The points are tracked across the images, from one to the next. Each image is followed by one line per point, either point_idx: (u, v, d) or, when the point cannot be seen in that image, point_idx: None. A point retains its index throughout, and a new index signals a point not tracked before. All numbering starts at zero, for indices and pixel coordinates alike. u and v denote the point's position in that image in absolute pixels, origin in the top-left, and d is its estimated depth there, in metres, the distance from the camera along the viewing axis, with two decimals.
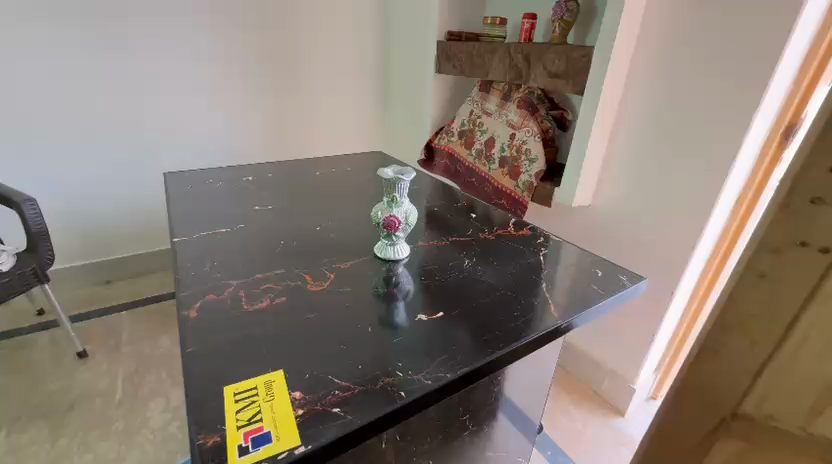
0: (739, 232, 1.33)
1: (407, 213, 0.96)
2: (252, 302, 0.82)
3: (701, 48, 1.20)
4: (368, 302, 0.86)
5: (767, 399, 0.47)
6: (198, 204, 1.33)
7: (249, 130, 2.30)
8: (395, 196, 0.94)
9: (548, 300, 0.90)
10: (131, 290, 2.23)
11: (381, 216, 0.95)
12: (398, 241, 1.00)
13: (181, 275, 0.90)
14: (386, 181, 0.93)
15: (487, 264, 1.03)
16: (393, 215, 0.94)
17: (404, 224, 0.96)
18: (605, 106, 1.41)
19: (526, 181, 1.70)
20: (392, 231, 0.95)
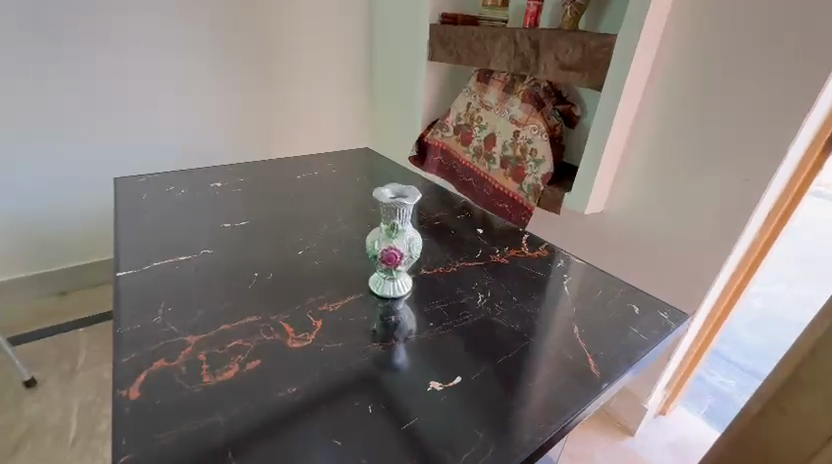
0: (770, 244, 1.21)
1: (411, 243, 0.78)
2: (214, 371, 0.63)
3: (749, 45, 1.04)
4: (364, 364, 0.68)
5: None
6: (154, 219, 1.10)
7: (219, 124, 2.01)
8: (396, 224, 0.76)
9: (583, 348, 0.75)
10: (73, 308, 1.91)
11: (378, 248, 0.77)
12: (398, 275, 0.82)
13: (122, 329, 0.70)
14: (384, 206, 0.75)
15: (505, 301, 0.86)
16: (393, 246, 0.76)
17: (408, 257, 0.78)
18: (626, 104, 1.23)
19: (532, 184, 1.53)
20: (392, 266, 0.77)
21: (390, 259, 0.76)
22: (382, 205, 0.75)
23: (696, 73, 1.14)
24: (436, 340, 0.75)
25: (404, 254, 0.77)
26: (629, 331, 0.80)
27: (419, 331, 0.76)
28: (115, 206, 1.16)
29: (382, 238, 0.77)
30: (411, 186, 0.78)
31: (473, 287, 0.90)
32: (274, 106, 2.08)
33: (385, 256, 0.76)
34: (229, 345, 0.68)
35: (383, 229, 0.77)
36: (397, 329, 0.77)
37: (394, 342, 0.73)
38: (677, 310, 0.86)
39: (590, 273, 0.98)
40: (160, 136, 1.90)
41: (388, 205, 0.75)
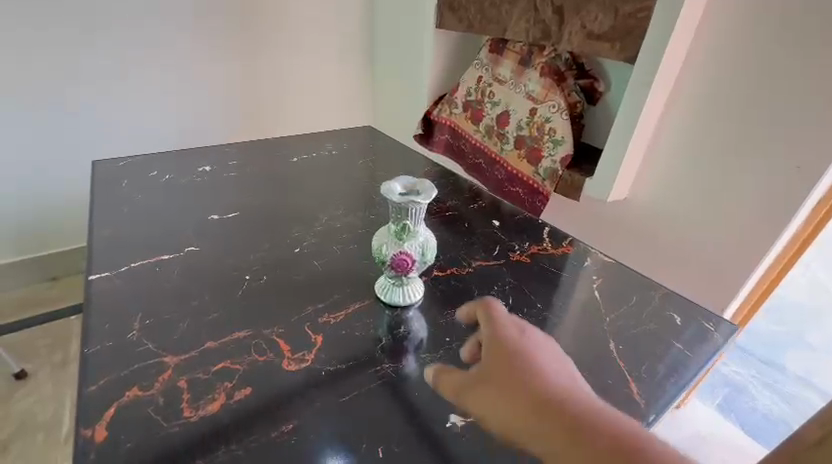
0: (812, 237, 1.11)
1: (423, 247, 0.67)
2: (196, 400, 0.54)
3: (821, 13, 0.90)
4: (373, 391, 0.59)
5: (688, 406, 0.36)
6: (134, 208, 0.98)
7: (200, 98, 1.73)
8: (407, 225, 0.65)
9: (621, 370, 0.66)
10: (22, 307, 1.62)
11: (388, 253, 0.66)
12: (409, 280, 0.72)
13: (91, 349, 0.60)
14: (392, 204, 0.64)
15: (529, 311, 0.76)
16: (403, 250, 0.66)
17: (420, 262, 0.67)
18: (663, 81, 1.09)
19: (549, 167, 1.39)
20: (402, 272, 0.67)
21: (399, 265, 0.66)
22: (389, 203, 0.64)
23: (742, 50, 1.01)
24: (453, 359, 0.65)
25: (416, 259, 0.67)
26: (672, 348, 0.70)
27: (434, 348, 0.67)
28: (91, 195, 1.03)
29: (390, 240, 0.67)
30: (424, 180, 0.66)
31: (493, 292, 0.79)
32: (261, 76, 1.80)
33: (393, 261, 0.66)
34: (215, 368, 0.58)
35: (391, 231, 0.67)
36: (408, 345, 0.67)
37: (406, 363, 0.64)
38: (721, 318, 0.77)
39: (620, 272, 0.87)
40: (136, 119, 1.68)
41: (396, 203, 0.64)
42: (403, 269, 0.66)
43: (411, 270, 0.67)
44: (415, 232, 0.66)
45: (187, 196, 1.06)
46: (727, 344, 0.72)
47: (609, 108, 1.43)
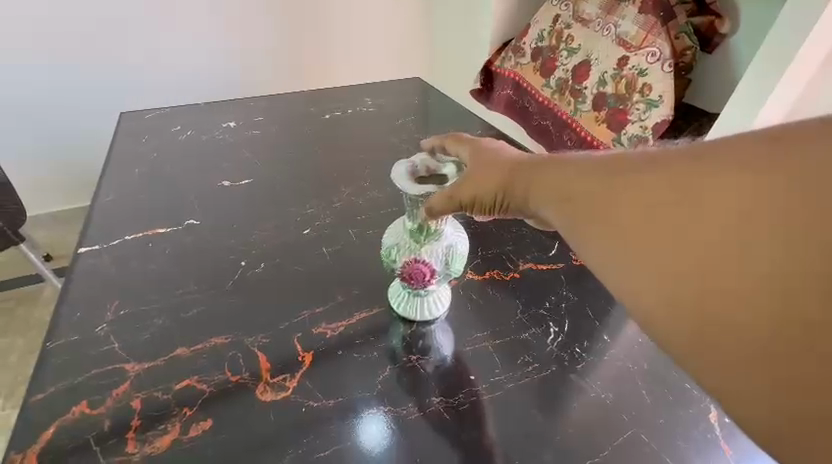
0: None
1: (448, 254, 0.54)
2: (146, 430, 0.44)
3: None
4: (364, 445, 0.46)
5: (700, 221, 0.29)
6: (146, 170, 0.89)
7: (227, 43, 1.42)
8: (426, 225, 0.52)
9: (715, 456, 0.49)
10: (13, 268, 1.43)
11: (402, 260, 0.54)
12: (431, 293, 0.57)
13: (53, 344, 0.52)
14: (408, 198, 0.51)
15: (589, 345, 0.58)
16: (421, 257, 0.54)
17: (443, 274, 0.55)
18: (827, 29, 0.77)
19: (636, 135, 1.08)
20: (417, 284, 0.55)
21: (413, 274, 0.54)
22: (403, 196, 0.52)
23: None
24: (477, 406, 0.51)
25: (438, 269, 0.54)
26: None
27: (453, 390, 0.52)
28: (111, 148, 0.97)
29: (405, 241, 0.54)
30: (455, 163, 0.52)
31: (541, 312, 0.61)
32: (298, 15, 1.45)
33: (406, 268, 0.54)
34: (179, 385, 0.48)
35: (407, 230, 0.54)
36: (418, 378, 0.53)
37: (412, 410, 0.50)
38: None
39: None
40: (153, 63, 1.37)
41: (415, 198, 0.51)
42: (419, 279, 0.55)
43: (429, 281, 0.55)
44: (438, 233, 0.54)
45: (204, 157, 0.95)
46: None
47: (727, 60, 1.09)
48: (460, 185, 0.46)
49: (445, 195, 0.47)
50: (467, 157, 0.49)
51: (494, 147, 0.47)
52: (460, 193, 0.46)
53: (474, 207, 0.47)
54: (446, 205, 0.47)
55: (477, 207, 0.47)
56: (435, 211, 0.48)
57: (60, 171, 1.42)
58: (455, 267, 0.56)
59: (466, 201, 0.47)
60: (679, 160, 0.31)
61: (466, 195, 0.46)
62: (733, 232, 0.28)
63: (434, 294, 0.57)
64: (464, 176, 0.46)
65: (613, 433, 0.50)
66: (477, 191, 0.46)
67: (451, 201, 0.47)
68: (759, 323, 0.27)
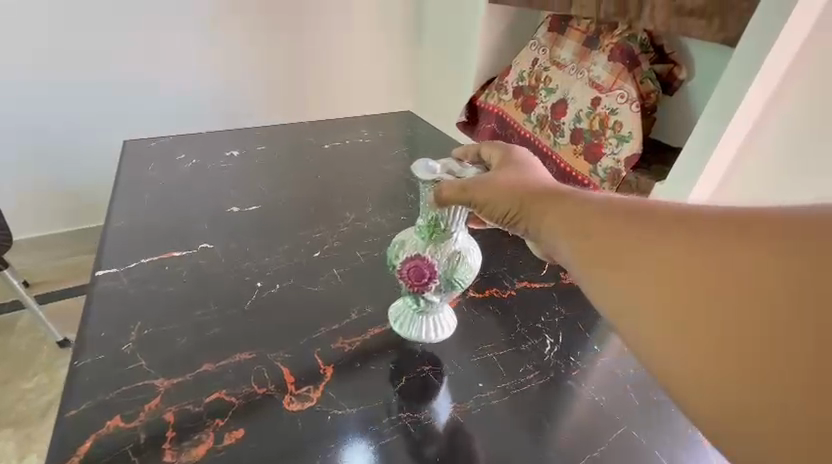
0: None
1: (452, 258, 0.58)
2: (181, 441, 0.47)
3: None
4: (386, 449, 0.50)
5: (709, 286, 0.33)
6: (155, 195, 0.92)
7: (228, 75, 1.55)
8: (435, 224, 0.57)
9: (703, 452, 0.55)
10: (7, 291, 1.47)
11: (406, 255, 0.58)
12: (431, 311, 0.62)
13: (79, 364, 0.54)
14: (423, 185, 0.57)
15: (582, 355, 0.64)
16: (424, 257, 0.58)
17: (443, 280, 0.58)
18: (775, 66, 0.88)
19: (610, 166, 1.19)
20: (419, 285, 0.59)
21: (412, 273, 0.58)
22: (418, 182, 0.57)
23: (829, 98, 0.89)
24: (486, 412, 0.55)
25: (438, 272, 0.58)
26: None
27: (464, 397, 0.57)
28: (118, 174, 1.01)
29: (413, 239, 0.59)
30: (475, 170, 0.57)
31: (537, 326, 0.67)
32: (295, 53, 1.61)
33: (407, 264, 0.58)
34: (209, 398, 0.51)
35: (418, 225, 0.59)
36: (432, 385, 0.57)
37: (429, 415, 0.54)
38: None
39: None
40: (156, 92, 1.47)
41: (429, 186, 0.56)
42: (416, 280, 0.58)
43: (427, 284, 0.58)
44: (447, 234, 0.58)
45: (210, 184, 0.99)
46: None
47: (686, 101, 1.23)
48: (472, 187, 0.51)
49: (456, 187, 0.51)
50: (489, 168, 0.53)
51: (515, 167, 0.53)
52: (470, 194, 0.51)
53: (482, 210, 0.51)
54: (455, 197, 0.51)
55: (491, 212, 0.50)
56: (442, 200, 0.52)
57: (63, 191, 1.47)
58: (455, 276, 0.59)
59: (475, 203, 0.51)
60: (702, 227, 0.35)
61: (478, 199, 0.51)
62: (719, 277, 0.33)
63: (432, 305, 0.61)
64: (479, 180, 0.51)
65: (608, 431, 0.55)
66: (489, 200, 0.50)
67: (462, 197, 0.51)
68: (732, 357, 0.32)
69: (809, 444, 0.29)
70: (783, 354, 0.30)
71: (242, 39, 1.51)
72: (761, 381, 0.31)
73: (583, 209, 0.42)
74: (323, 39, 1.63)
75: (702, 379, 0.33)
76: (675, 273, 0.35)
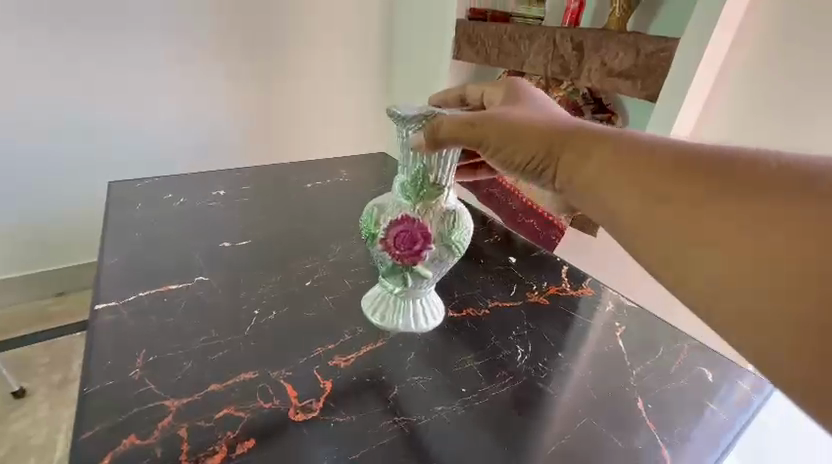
0: None
1: (447, 218, 0.68)
2: (196, 452, 0.52)
3: None
4: (382, 449, 0.56)
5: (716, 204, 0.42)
6: (144, 232, 0.96)
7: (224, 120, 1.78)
8: (425, 184, 0.66)
9: (654, 434, 0.62)
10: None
11: (398, 215, 0.67)
12: (415, 293, 0.74)
13: (89, 391, 0.57)
14: (412, 127, 0.63)
15: (550, 360, 0.73)
16: (418, 220, 0.66)
17: (437, 240, 0.67)
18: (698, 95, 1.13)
19: None
20: (414, 247, 0.65)
21: (402, 239, 0.65)
22: (406, 122, 0.63)
23: (768, 74, 1.09)
24: (473, 411, 0.63)
25: (432, 233, 0.66)
26: (706, 411, 0.66)
27: (452, 399, 0.64)
28: (106, 213, 1.01)
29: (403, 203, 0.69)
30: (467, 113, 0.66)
31: (510, 338, 0.77)
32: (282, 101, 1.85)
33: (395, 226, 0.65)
34: (218, 415, 0.56)
35: (408, 178, 0.67)
36: (420, 392, 0.65)
37: (419, 418, 0.61)
38: (747, 370, 0.74)
39: (642, 321, 0.84)
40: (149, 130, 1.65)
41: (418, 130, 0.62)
42: (406, 248, 0.65)
43: (421, 249, 0.65)
44: (437, 190, 0.67)
45: (199, 220, 1.03)
46: (765, 405, 0.68)
47: None
48: (484, 123, 0.57)
49: (467, 121, 0.57)
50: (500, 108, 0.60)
51: (529, 108, 0.60)
52: (484, 130, 0.57)
53: (495, 145, 0.57)
54: (461, 133, 0.57)
55: (506, 153, 0.57)
56: (448, 136, 0.58)
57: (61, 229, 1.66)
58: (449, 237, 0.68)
59: (487, 140, 0.57)
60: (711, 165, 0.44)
61: (492, 140, 0.57)
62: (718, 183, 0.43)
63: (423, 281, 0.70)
64: (492, 116, 0.57)
65: (577, 419, 0.63)
66: (505, 137, 0.56)
67: (475, 133, 0.57)
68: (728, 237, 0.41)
69: (773, 300, 0.38)
70: (762, 232, 0.39)
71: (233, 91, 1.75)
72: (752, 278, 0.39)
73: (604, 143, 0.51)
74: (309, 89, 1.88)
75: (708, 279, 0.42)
76: (674, 182, 0.45)
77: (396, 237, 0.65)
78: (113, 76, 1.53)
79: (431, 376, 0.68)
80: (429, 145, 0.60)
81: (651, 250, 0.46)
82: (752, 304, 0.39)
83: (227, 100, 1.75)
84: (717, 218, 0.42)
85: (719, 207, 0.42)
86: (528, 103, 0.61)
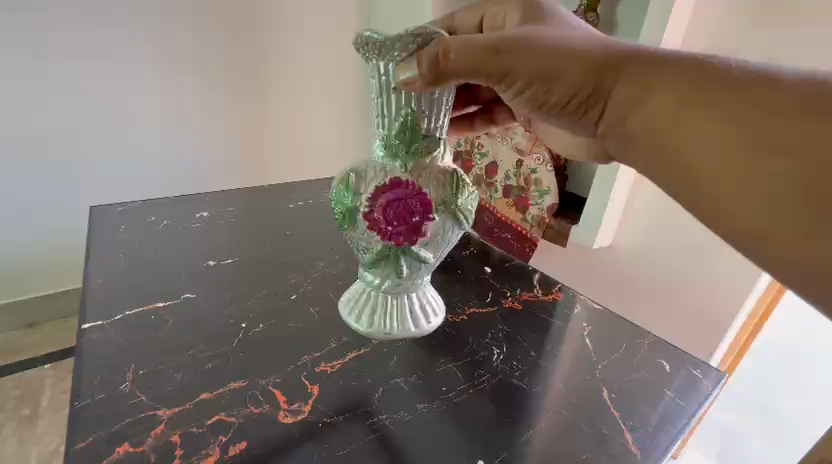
0: (776, 298, 1.16)
1: (452, 177, 0.69)
2: (190, 456, 0.56)
3: None
4: (367, 445, 0.61)
5: (763, 140, 0.43)
6: (129, 251, 0.97)
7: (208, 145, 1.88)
8: (420, 129, 0.65)
9: (617, 420, 0.68)
10: None
11: (393, 175, 0.67)
12: (411, 278, 0.74)
13: (81, 405, 0.60)
14: (396, 53, 0.60)
15: (524, 359, 0.79)
16: (410, 181, 0.67)
17: (439, 204, 0.68)
18: None
19: (536, 215, 1.47)
20: (412, 215, 0.67)
21: (397, 212, 0.66)
22: (389, 48, 0.60)
23: None
24: (452, 407, 0.68)
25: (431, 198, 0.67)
26: (664, 398, 0.73)
27: (432, 397, 0.69)
28: (88, 237, 1.02)
29: (391, 159, 0.68)
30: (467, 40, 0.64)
31: (487, 340, 0.82)
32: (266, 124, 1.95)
33: (386, 198, 0.66)
34: (210, 421, 0.61)
35: (396, 126, 0.66)
36: (402, 393, 0.69)
37: (402, 415, 0.66)
38: (708, 365, 0.80)
39: (610, 321, 0.90)
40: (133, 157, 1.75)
41: (405, 57, 0.59)
42: (401, 221, 0.66)
43: (415, 217, 0.66)
44: (434, 137, 0.67)
45: (184, 240, 1.04)
46: (716, 390, 0.75)
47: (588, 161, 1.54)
48: (510, 50, 0.54)
49: (481, 47, 0.54)
50: (524, 30, 0.56)
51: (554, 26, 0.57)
52: (508, 60, 0.54)
53: (522, 77, 0.55)
54: (482, 61, 0.54)
55: (533, 92, 0.56)
56: (461, 66, 0.55)
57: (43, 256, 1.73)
58: (452, 201, 0.69)
59: (512, 69, 0.54)
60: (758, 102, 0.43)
61: (517, 70, 0.54)
62: (759, 107, 0.43)
63: (426, 264, 0.72)
64: (520, 41, 0.54)
65: (548, 410, 0.69)
66: (535, 68, 0.54)
67: (499, 64, 0.54)
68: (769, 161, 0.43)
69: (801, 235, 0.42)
70: (800, 172, 0.41)
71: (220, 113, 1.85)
72: (783, 211, 0.43)
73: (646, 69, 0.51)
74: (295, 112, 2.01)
75: (744, 212, 0.45)
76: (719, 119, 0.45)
77: (390, 211, 0.66)
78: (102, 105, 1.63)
79: (413, 374, 0.73)
80: (430, 78, 0.56)
81: (698, 183, 0.49)
82: (786, 235, 0.43)
83: (211, 127, 1.85)
84: (762, 153, 0.43)
85: (763, 145, 0.43)
86: (552, 24, 0.58)
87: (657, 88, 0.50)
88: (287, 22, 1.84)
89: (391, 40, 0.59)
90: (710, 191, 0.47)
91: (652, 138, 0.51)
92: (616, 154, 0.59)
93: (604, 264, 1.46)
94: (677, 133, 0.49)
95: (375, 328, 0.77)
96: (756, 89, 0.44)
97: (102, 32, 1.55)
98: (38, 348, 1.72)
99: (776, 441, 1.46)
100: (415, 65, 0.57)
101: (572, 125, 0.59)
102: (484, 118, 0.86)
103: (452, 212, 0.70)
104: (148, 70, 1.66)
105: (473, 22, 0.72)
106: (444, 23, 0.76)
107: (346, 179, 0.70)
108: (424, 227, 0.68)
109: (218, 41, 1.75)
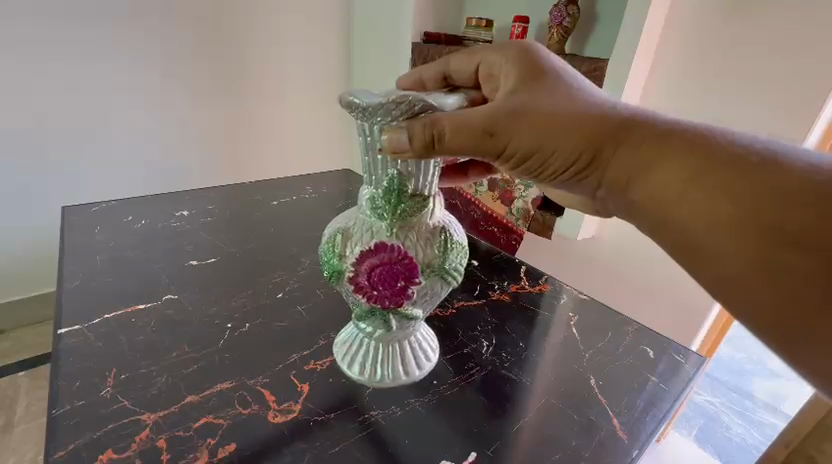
0: None
1: (442, 221, 0.67)
2: (176, 458, 0.55)
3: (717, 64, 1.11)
4: (359, 443, 0.60)
5: (759, 231, 0.43)
6: (105, 252, 0.94)
7: (185, 141, 1.84)
8: (406, 189, 0.61)
9: (603, 405, 0.70)
10: None
11: (379, 240, 0.63)
12: (403, 329, 0.69)
13: (58, 415, 0.57)
14: (381, 118, 0.55)
15: (512, 351, 0.80)
16: (398, 246, 0.62)
17: (426, 271, 0.64)
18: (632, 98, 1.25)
19: (521, 208, 1.48)
20: (401, 281, 0.62)
21: (383, 277, 0.62)
22: (371, 112, 0.54)
23: None
24: (442, 400, 0.68)
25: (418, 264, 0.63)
26: (648, 383, 0.75)
27: (424, 391, 0.69)
28: (61, 237, 0.98)
29: (378, 219, 0.63)
30: (456, 97, 0.58)
31: (476, 333, 0.83)
32: (244, 124, 1.94)
33: (371, 262, 0.62)
34: (197, 424, 0.59)
35: (382, 187, 0.61)
36: (391, 389, 0.69)
37: (393, 410, 0.65)
38: (689, 350, 0.82)
39: (594, 310, 0.92)
40: (105, 153, 1.69)
41: (389, 123, 0.55)
42: (388, 286, 0.62)
43: (405, 288, 0.62)
44: (424, 197, 0.63)
45: (162, 239, 1.01)
46: (697, 374, 0.77)
47: None
48: (507, 124, 0.53)
49: (475, 124, 0.53)
50: (523, 97, 0.55)
51: (554, 90, 0.56)
52: (503, 136, 0.54)
53: (520, 150, 0.55)
54: (476, 138, 0.53)
55: (533, 161, 0.56)
56: (454, 143, 0.53)
57: (13, 259, 1.67)
58: (439, 263, 0.65)
59: (508, 143, 0.54)
60: (753, 191, 0.43)
61: (514, 143, 0.54)
62: (763, 197, 0.43)
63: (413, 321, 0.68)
64: (516, 113, 0.54)
65: (539, 400, 0.70)
66: (532, 141, 0.54)
67: (495, 141, 0.54)
68: (777, 252, 0.42)
69: (800, 322, 0.42)
70: (802, 264, 0.41)
71: (197, 107, 1.81)
72: (780, 299, 0.43)
73: (647, 145, 0.51)
74: (276, 108, 1.99)
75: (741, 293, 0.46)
76: (714, 206, 0.45)
77: (376, 275, 0.62)
78: (73, 106, 1.57)
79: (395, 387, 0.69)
80: (422, 152, 0.53)
81: (694, 261, 0.49)
82: (785, 319, 0.43)
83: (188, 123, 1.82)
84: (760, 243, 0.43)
85: (760, 235, 0.43)
86: (548, 86, 0.57)
87: (655, 168, 0.50)
88: (265, 19, 1.81)
89: (374, 106, 0.53)
90: (709, 269, 0.48)
91: (651, 213, 0.52)
92: (616, 215, 0.59)
93: (587, 254, 1.49)
94: (675, 213, 0.49)
95: (367, 376, 0.69)
96: (758, 174, 0.44)
97: (64, 23, 1.46)
98: (10, 355, 1.66)
99: (750, 419, 1.54)
100: (405, 135, 0.52)
101: (571, 188, 0.59)
102: (478, 169, 0.85)
103: (439, 275, 0.65)
104: (122, 69, 1.61)
105: (469, 67, 0.71)
106: (441, 66, 0.75)
107: (334, 237, 0.66)
108: (411, 290, 0.63)
109: (193, 33, 1.69)
